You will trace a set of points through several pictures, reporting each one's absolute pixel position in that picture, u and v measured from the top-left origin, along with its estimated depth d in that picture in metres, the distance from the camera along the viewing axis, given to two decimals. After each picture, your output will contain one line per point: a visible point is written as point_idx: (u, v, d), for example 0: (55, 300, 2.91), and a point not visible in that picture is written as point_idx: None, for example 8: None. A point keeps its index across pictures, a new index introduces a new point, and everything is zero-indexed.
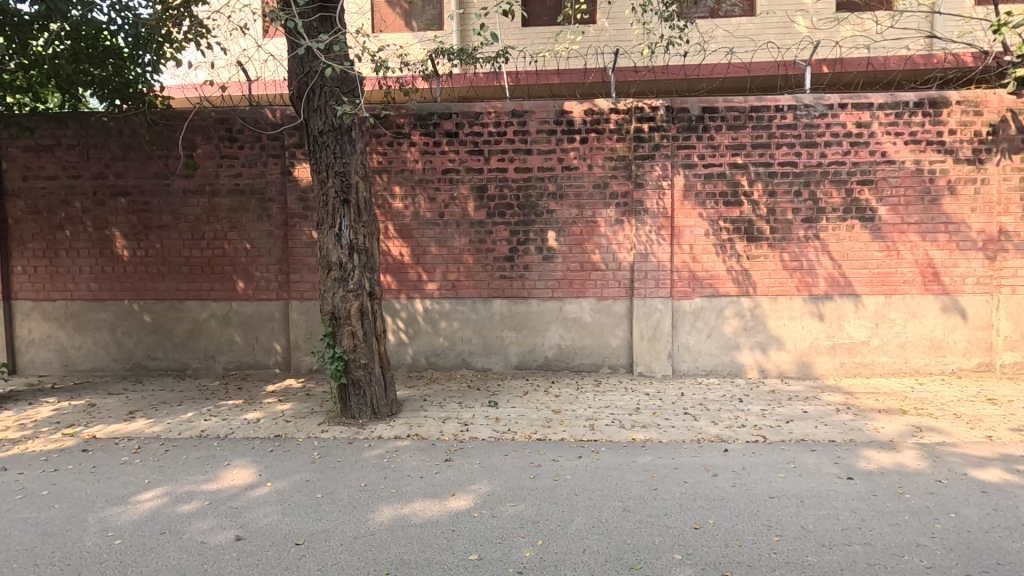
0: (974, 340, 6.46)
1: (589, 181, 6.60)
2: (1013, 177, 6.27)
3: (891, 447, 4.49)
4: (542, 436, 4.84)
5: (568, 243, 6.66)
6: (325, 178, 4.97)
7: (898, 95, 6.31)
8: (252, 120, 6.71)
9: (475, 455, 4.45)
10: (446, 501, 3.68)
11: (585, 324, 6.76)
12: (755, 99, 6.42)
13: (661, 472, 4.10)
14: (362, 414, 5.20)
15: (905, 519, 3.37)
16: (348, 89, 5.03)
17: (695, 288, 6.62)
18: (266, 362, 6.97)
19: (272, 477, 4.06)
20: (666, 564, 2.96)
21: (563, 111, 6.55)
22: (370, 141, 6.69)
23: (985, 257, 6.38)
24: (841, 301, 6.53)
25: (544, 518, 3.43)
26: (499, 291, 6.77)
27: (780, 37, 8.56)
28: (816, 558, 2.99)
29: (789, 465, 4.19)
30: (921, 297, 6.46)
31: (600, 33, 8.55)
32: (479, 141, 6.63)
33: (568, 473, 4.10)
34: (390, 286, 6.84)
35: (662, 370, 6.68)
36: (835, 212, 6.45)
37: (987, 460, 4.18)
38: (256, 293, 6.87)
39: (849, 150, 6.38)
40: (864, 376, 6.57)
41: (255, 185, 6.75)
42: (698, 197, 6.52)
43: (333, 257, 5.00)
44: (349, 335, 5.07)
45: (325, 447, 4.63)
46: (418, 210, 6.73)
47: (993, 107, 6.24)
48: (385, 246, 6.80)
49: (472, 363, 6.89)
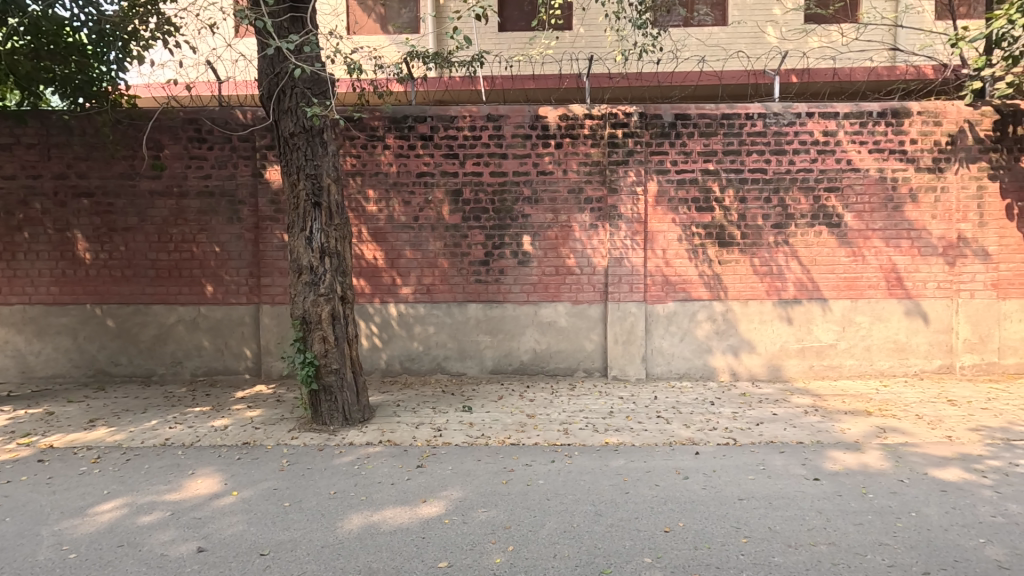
0: (935, 342, 6.66)
1: (564, 186, 6.63)
2: (971, 185, 6.50)
3: (856, 447, 4.61)
4: (515, 441, 4.83)
5: (543, 247, 6.68)
6: (296, 180, 4.89)
7: (862, 105, 6.49)
8: (222, 121, 6.58)
9: (447, 461, 4.41)
10: (417, 508, 3.64)
11: (560, 328, 6.77)
12: (726, 106, 6.54)
13: (633, 475, 4.11)
14: (333, 420, 5.12)
15: (868, 519, 3.44)
16: (320, 91, 4.97)
17: (668, 292, 6.69)
18: (235, 368, 6.82)
19: (238, 486, 3.97)
20: (636, 567, 2.97)
21: (538, 116, 6.58)
22: (344, 144, 6.63)
23: (945, 262, 6.59)
24: (809, 305, 6.67)
25: (516, 523, 3.41)
26: (474, 295, 6.74)
27: (751, 46, 8.75)
28: (782, 558, 3.03)
29: (758, 467, 4.25)
30: (886, 301, 6.64)
31: (576, 40, 8.63)
32: (454, 144, 6.61)
33: (540, 478, 4.09)
34: (364, 291, 6.76)
35: (636, 373, 6.73)
36: (803, 218, 6.59)
37: (947, 460, 4.30)
38: (226, 297, 6.72)
39: (816, 157, 6.54)
40: (832, 378, 6.72)
41: (225, 187, 6.62)
42: (671, 202, 6.60)
43: (304, 261, 4.91)
44: (320, 340, 4.99)
45: (294, 455, 4.54)
46: (393, 214, 6.68)
47: (952, 118, 6.47)
48: (358, 250, 6.72)
49: (447, 368, 6.84)
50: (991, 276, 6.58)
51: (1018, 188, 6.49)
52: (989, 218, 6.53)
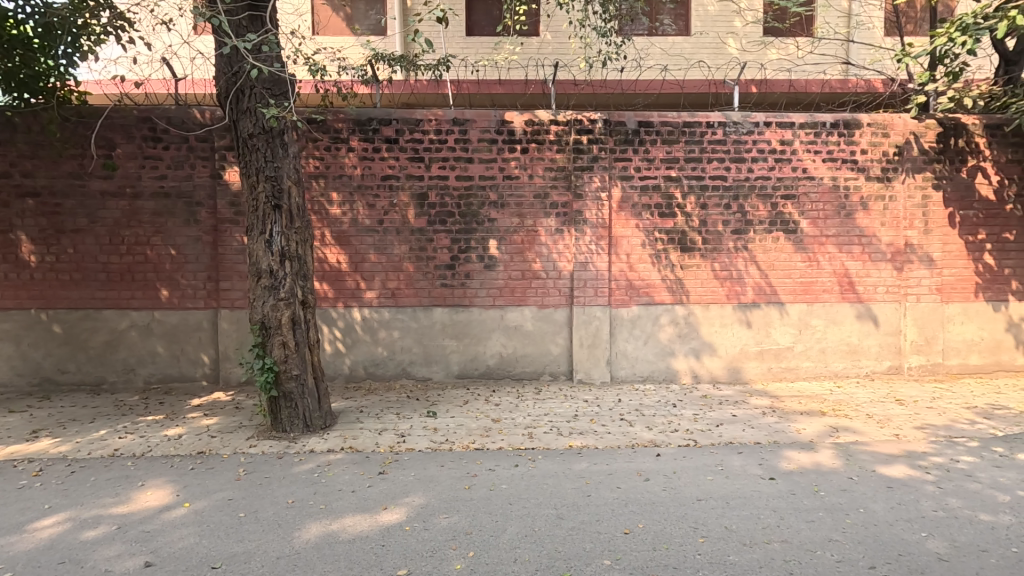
0: (885, 344, 6.94)
1: (530, 191, 6.67)
2: (917, 195, 6.82)
3: (810, 447, 4.75)
4: (480, 446, 4.81)
5: (509, 251, 6.70)
6: (255, 182, 4.78)
7: (816, 116, 6.73)
8: (178, 120, 6.38)
9: (410, 467, 4.37)
10: (378, 515, 3.59)
11: (526, 332, 6.79)
12: (688, 115, 6.69)
13: (596, 478, 4.15)
14: (294, 427, 5.01)
15: (819, 516, 3.56)
16: (280, 91, 4.89)
17: (632, 296, 6.80)
18: (192, 374, 6.61)
19: (191, 497, 3.84)
20: (596, 569, 2.99)
21: (503, 121, 6.60)
22: (306, 146, 6.51)
23: (894, 268, 6.89)
24: (767, 309, 6.86)
25: (477, 528, 3.40)
26: (439, 299, 6.71)
27: (713, 57, 8.98)
28: (737, 557, 3.10)
29: (716, 468, 4.35)
30: (839, 305, 6.89)
31: (543, 46, 8.71)
32: (419, 148, 6.57)
33: (503, 482, 4.09)
34: (327, 295, 6.65)
35: (601, 376, 6.81)
36: (761, 225, 6.79)
37: (894, 457, 4.49)
38: (182, 302, 6.51)
39: (773, 166, 6.75)
40: (790, 379, 6.93)
41: (182, 188, 6.42)
42: (635, 208, 6.72)
43: (263, 265, 4.80)
44: (280, 345, 4.88)
45: (252, 463, 4.43)
46: (357, 217, 6.59)
47: (898, 130, 6.77)
48: (321, 254, 6.60)
49: (412, 373, 6.78)
50: (936, 281, 6.89)
51: (960, 197, 6.84)
52: (933, 226, 6.85)
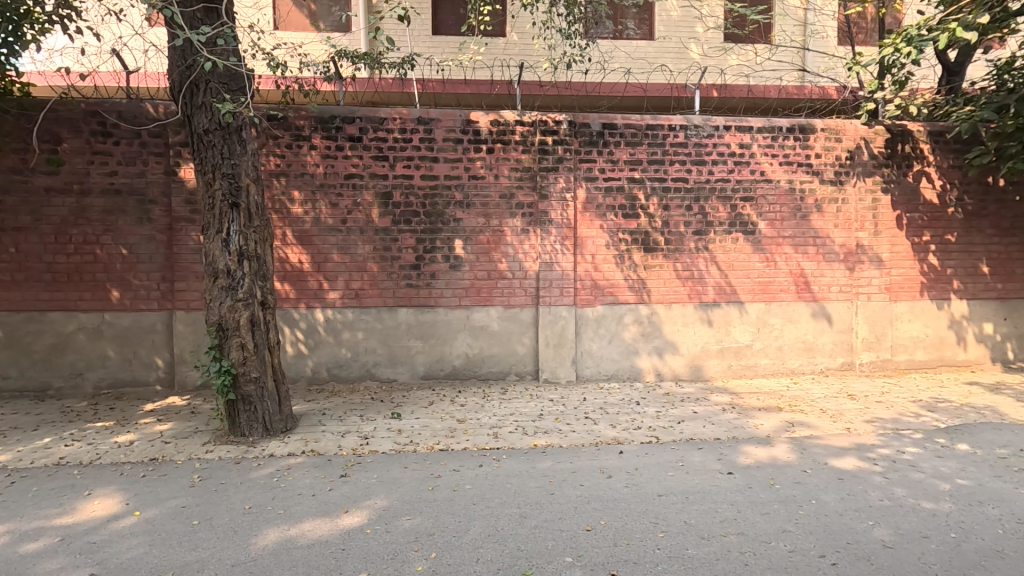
0: (839, 342, 7.21)
1: (495, 191, 6.67)
2: (867, 198, 7.10)
3: (767, 441, 4.90)
4: (444, 447, 4.79)
5: (475, 251, 6.68)
6: (211, 180, 4.65)
7: (773, 121, 6.94)
8: (130, 115, 6.13)
9: (373, 469, 4.31)
10: (338, 519, 3.53)
11: (491, 332, 6.79)
12: (651, 118, 6.81)
13: (559, 476, 4.19)
14: (253, 431, 4.88)
15: (774, 507, 3.67)
16: (237, 86, 4.76)
17: (597, 296, 6.87)
18: (145, 379, 6.37)
19: (142, 505, 3.70)
20: (558, 567, 3.01)
21: (469, 121, 6.59)
22: (267, 143, 6.36)
23: (846, 268, 7.16)
24: (727, 308, 7.04)
25: (440, 530, 3.38)
26: (405, 299, 6.64)
27: (676, 61, 9.16)
28: (695, 550, 3.17)
29: (677, 463, 4.44)
30: (795, 303, 7.12)
31: (509, 47, 8.73)
32: (384, 147, 6.50)
33: (467, 482, 4.09)
34: (288, 295, 6.50)
35: (567, 375, 6.86)
36: (721, 226, 6.96)
37: (845, 450, 4.67)
38: (134, 303, 6.27)
39: (732, 168, 6.93)
40: (749, 376, 7.12)
41: (134, 185, 6.18)
42: (599, 208, 6.80)
43: (220, 265, 4.67)
44: (238, 347, 4.74)
45: (208, 469, 4.29)
46: (319, 216, 6.47)
47: (850, 135, 7.04)
48: (282, 253, 6.45)
49: (377, 374, 6.70)
50: (885, 281, 7.20)
51: (906, 201, 7.16)
52: (882, 228, 7.15)
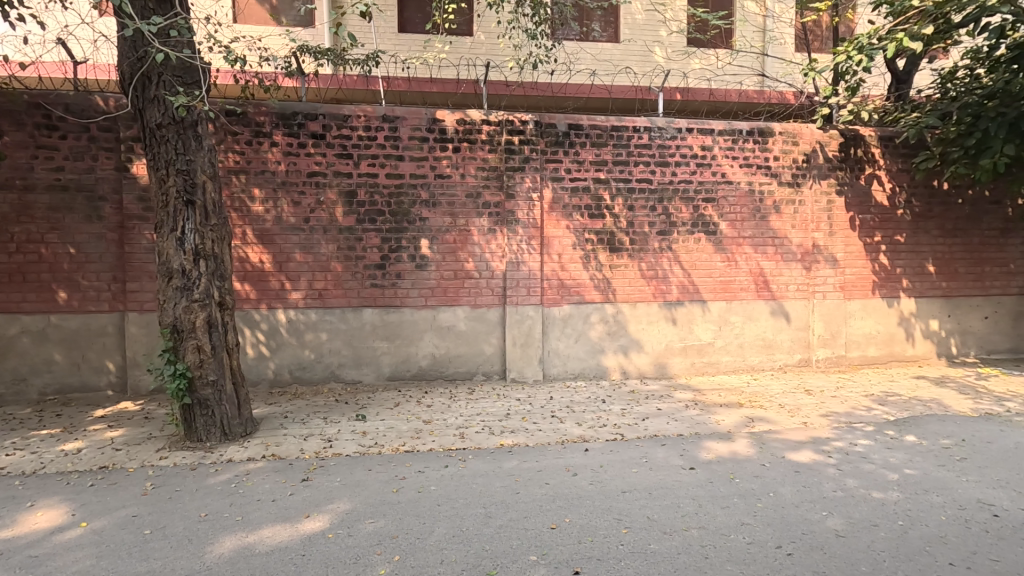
0: (796, 339, 7.45)
1: (461, 190, 6.64)
2: (822, 200, 7.35)
3: (728, 437, 5.02)
4: (410, 448, 4.74)
5: (441, 251, 6.64)
6: (165, 176, 4.48)
7: (734, 123, 7.11)
8: (77, 108, 5.85)
9: (336, 472, 4.24)
10: (299, 524, 3.45)
11: (458, 332, 6.76)
12: (616, 119, 6.88)
13: (525, 475, 4.19)
14: (210, 436, 4.72)
15: (734, 501, 3.76)
16: (192, 79, 4.62)
17: (564, 295, 6.92)
18: (95, 383, 6.11)
19: (89, 516, 3.54)
20: (522, 566, 3.01)
21: (435, 119, 6.54)
22: (225, 139, 6.17)
23: (803, 267, 7.39)
24: (690, 307, 7.19)
25: (403, 532, 3.34)
26: (370, 299, 6.55)
27: (640, 64, 9.29)
28: (657, 545, 3.22)
29: (641, 460, 4.50)
30: (755, 302, 7.31)
31: (475, 46, 8.70)
32: (348, 144, 6.39)
33: (432, 484, 4.05)
34: (248, 296, 6.32)
35: (534, 375, 6.88)
36: (684, 226, 7.10)
37: (802, 443, 4.82)
38: (83, 305, 6.00)
39: (695, 170, 7.07)
40: (711, 374, 7.28)
41: (82, 181, 5.91)
42: (566, 209, 6.84)
43: (174, 264, 4.50)
44: (194, 349, 4.58)
45: (162, 476, 4.14)
46: (281, 215, 6.32)
47: (806, 139, 7.27)
48: (242, 253, 6.27)
49: (341, 376, 6.58)
50: (839, 280, 7.47)
51: (859, 203, 7.44)
52: (837, 229, 7.41)
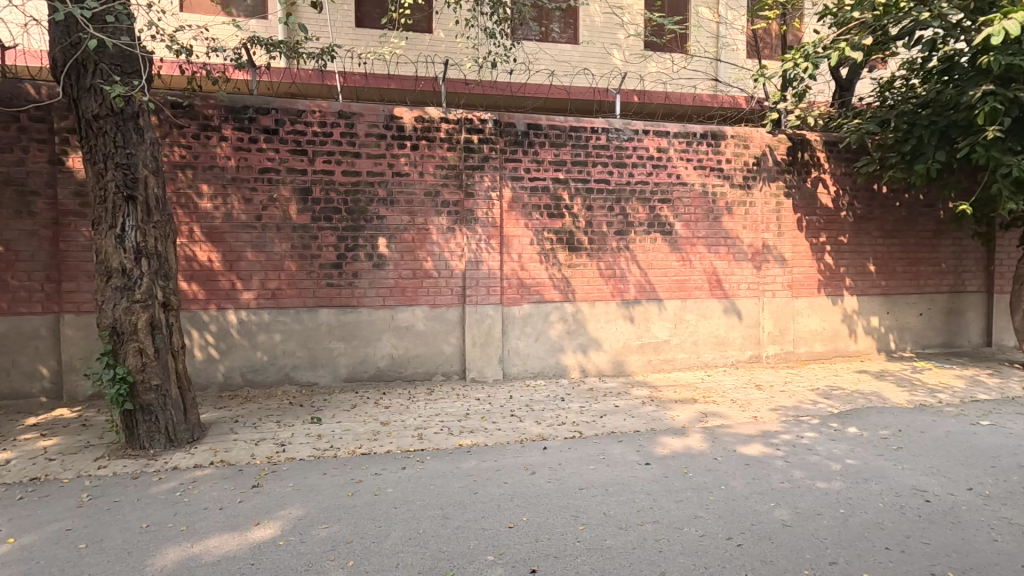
0: (748, 336, 7.70)
1: (420, 188, 6.57)
2: (772, 201, 7.63)
3: (682, 432, 5.14)
4: (367, 450, 4.65)
5: (399, 250, 6.54)
6: (102, 170, 4.25)
7: (688, 126, 7.29)
8: (5, 96, 5.47)
9: (288, 477, 4.12)
10: (248, 532, 3.33)
11: (417, 332, 6.68)
12: (575, 120, 6.95)
13: (483, 475, 4.18)
14: (154, 443, 4.50)
15: (687, 495, 3.86)
16: (132, 69, 4.41)
17: (523, 294, 6.93)
18: (27, 390, 5.74)
19: (17, 532, 3.32)
20: (479, 566, 3.00)
21: (392, 116, 6.44)
22: (170, 132, 5.90)
23: (753, 267, 7.64)
24: (647, 305, 7.33)
25: (358, 536, 3.28)
26: (325, 299, 6.39)
27: (599, 66, 9.40)
28: (613, 541, 3.26)
29: (598, 457, 4.55)
30: (709, 300, 7.52)
31: (434, 43, 8.62)
32: (302, 140, 6.22)
33: (389, 486, 3.99)
34: (196, 296, 6.07)
35: (493, 374, 6.87)
36: (641, 226, 7.23)
37: (752, 437, 4.98)
38: (13, 306, 5.62)
39: (651, 171, 7.21)
40: (667, 370, 7.45)
41: (11, 174, 5.55)
42: (525, 208, 6.86)
43: (114, 263, 4.27)
44: (135, 353, 4.35)
45: (100, 487, 3.92)
46: (231, 212, 6.09)
47: (757, 142, 7.52)
48: (189, 251, 6.01)
49: (296, 378, 6.40)
50: (787, 278, 7.76)
51: (805, 205, 7.76)
52: (785, 230, 7.70)
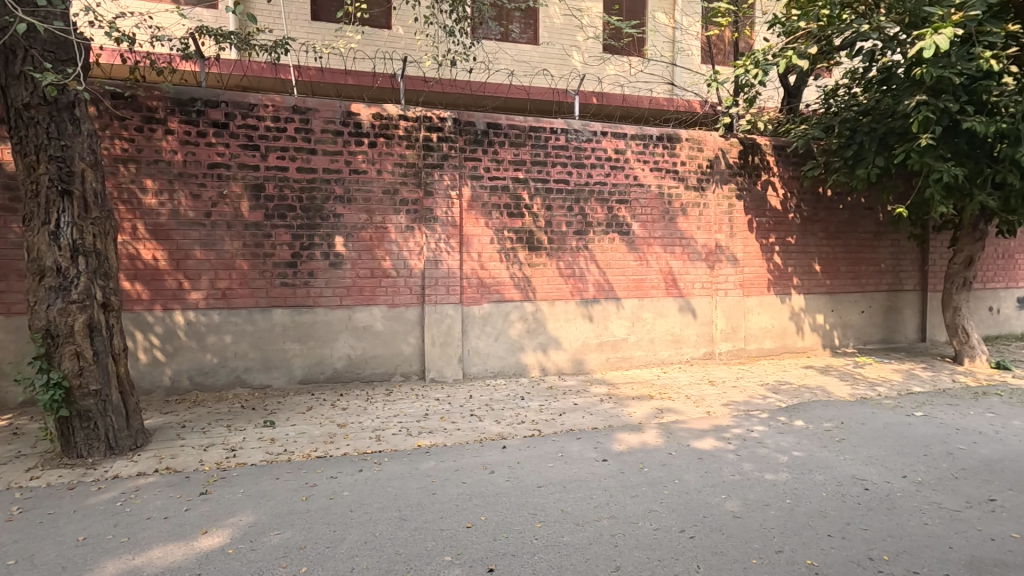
0: (702, 333, 7.92)
1: (378, 186, 6.46)
2: (724, 203, 7.87)
3: (639, 428, 5.24)
4: (322, 453, 4.55)
5: (357, 248, 6.43)
6: (34, 163, 4.00)
7: (644, 129, 7.44)
8: None
9: (239, 483, 3.98)
10: (194, 541, 3.21)
11: (376, 332, 6.58)
12: (534, 120, 6.98)
13: (442, 476, 4.15)
14: (93, 451, 4.27)
15: (642, 490, 3.94)
16: (66, 55, 4.18)
17: (483, 293, 6.92)
18: None
19: None
20: (436, 567, 2.98)
21: (349, 113, 6.32)
22: (111, 125, 5.61)
23: (707, 266, 7.86)
24: (606, 304, 7.43)
25: (312, 542, 3.20)
26: (279, 299, 6.22)
27: (558, 67, 9.48)
28: (570, 537, 3.30)
29: (557, 454, 4.60)
30: (665, 299, 7.69)
31: (393, 40, 8.52)
32: (254, 135, 6.02)
33: (345, 489, 3.91)
34: (139, 296, 5.80)
35: (453, 374, 6.83)
36: (599, 226, 7.34)
37: (705, 432, 5.13)
38: None
39: (609, 172, 7.32)
40: (625, 368, 7.58)
41: None
42: (484, 207, 6.85)
43: (47, 261, 4.03)
44: (71, 356, 4.11)
45: (32, 499, 3.70)
46: (178, 208, 5.85)
47: (710, 146, 7.75)
48: (132, 249, 5.74)
49: (249, 381, 6.20)
50: (739, 277, 8.03)
51: (755, 207, 8.04)
52: (736, 231, 7.96)
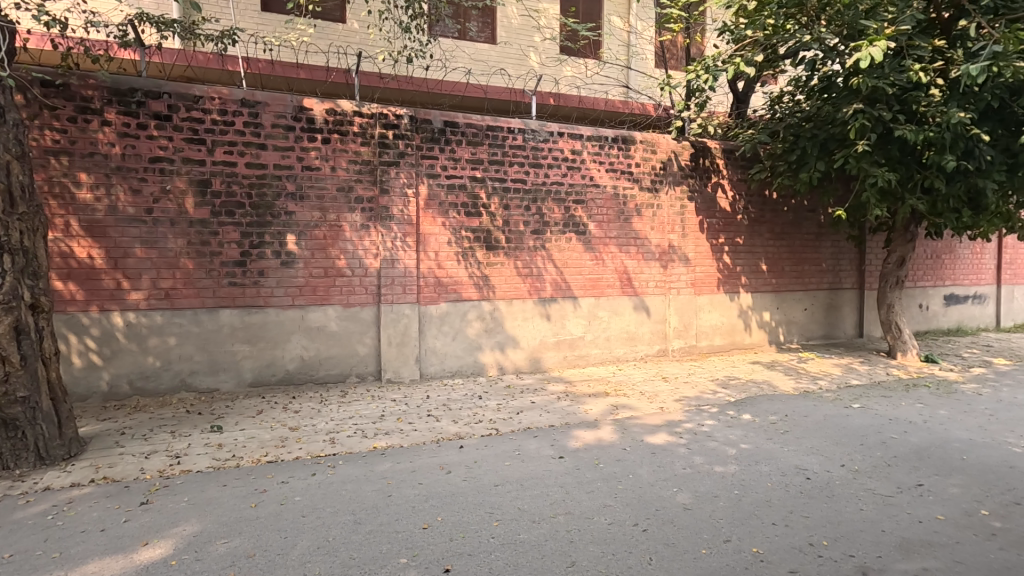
0: (656, 331, 8.12)
1: (331, 183, 6.32)
2: (676, 205, 8.09)
3: (595, 425, 5.32)
4: (273, 458, 4.42)
5: (310, 247, 6.26)
6: None
7: (600, 130, 7.56)
8: None
9: (183, 491, 3.82)
10: (134, 554, 3.05)
11: (330, 333, 6.43)
12: (491, 119, 6.99)
13: (398, 477, 4.10)
14: (20, 462, 4.00)
15: (597, 485, 4.01)
16: None
17: (440, 293, 6.87)
18: None
19: None
20: (391, 569, 2.94)
21: (302, 108, 6.15)
22: (41, 114, 5.27)
23: (660, 265, 8.06)
24: (562, 303, 7.51)
25: (261, 549, 3.11)
26: (227, 299, 5.99)
27: (516, 67, 9.51)
28: (526, 534, 3.32)
29: (514, 453, 4.62)
30: (620, 298, 7.84)
31: (347, 35, 8.35)
32: (199, 128, 5.78)
33: (297, 494, 3.81)
34: (73, 297, 5.47)
35: (409, 374, 6.75)
36: (556, 226, 7.41)
37: (658, 427, 5.26)
38: None
39: (566, 172, 7.40)
40: (581, 366, 7.68)
41: None
42: (441, 206, 6.80)
43: None
44: None
45: None
46: (116, 204, 5.54)
47: (663, 148, 7.95)
48: (65, 247, 5.40)
49: (194, 384, 5.95)
50: (690, 277, 8.27)
51: (706, 208, 8.30)
52: (688, 232, 8.20)
